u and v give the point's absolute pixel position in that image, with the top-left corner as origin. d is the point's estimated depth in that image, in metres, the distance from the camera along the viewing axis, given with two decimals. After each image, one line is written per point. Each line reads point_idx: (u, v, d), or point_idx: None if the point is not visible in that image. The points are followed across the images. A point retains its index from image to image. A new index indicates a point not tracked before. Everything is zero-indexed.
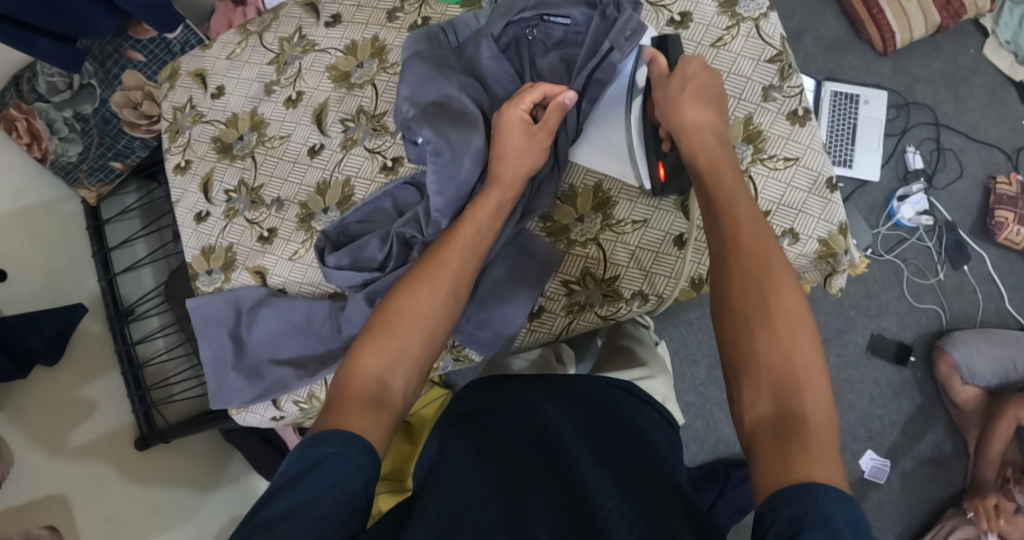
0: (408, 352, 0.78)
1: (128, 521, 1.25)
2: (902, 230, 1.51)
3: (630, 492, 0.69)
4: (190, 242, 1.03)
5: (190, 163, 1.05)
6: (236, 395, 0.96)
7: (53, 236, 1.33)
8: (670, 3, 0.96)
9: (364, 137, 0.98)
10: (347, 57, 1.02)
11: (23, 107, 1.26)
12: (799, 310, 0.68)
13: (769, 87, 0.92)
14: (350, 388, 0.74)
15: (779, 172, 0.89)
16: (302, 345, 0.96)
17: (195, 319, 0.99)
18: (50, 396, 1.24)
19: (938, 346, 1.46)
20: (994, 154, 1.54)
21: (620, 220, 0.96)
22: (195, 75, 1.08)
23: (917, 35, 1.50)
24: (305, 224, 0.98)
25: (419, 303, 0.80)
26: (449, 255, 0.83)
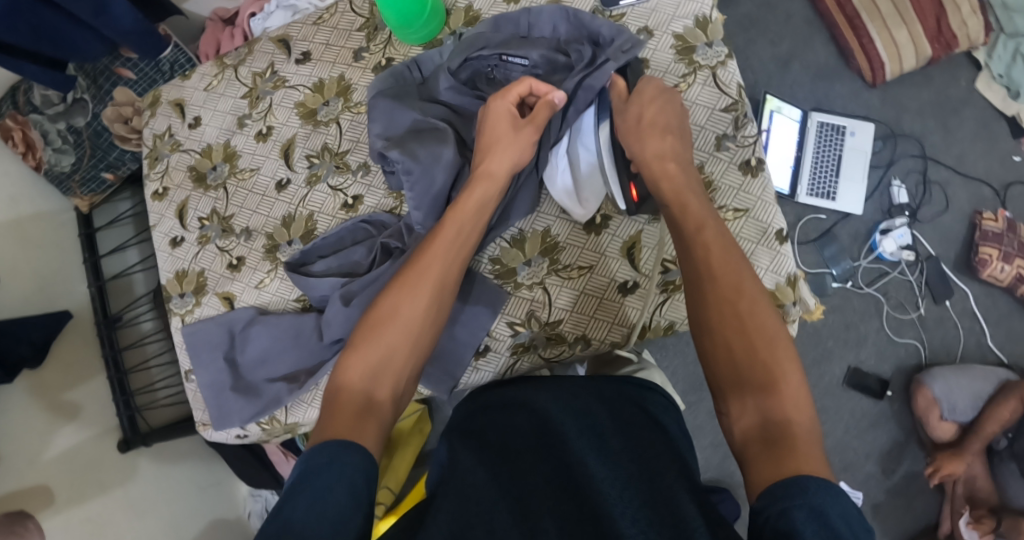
0: (393, 359, 0.80)
1: (107, 523, 1.26)
2: (884, 263, 1.51)
3: (633, 482, 0.72)
4: (165, 266, 1.06)
5: (167, 190, 1.08)
6: (236, 415, 0.97)
7: (46, 243, 1.36)
8: None
9: (327, 174, 1.01)
10: (314, 95, 1.05)
11: (18, 118, 1.31)
12: (776, 325, 0.76)
13: (722, 136, 0.94)
14: (340, 397, 0.77)
15: (729, 223, 0.92)
16: (294, 361, 0.96)
17: (188, 344, 1.00)
18: (39, 398, 1.25)
19: (916, 380, 1.46)
20: (981, 188, 1.53)
21: (567, 265, 0.98)
22: (174, 105, 1.12)
23: (907, 66, 1.50)
24: (271, 254, 1.01)
25: (403, 312, 0.82)
26: (428, 263, 0.84)
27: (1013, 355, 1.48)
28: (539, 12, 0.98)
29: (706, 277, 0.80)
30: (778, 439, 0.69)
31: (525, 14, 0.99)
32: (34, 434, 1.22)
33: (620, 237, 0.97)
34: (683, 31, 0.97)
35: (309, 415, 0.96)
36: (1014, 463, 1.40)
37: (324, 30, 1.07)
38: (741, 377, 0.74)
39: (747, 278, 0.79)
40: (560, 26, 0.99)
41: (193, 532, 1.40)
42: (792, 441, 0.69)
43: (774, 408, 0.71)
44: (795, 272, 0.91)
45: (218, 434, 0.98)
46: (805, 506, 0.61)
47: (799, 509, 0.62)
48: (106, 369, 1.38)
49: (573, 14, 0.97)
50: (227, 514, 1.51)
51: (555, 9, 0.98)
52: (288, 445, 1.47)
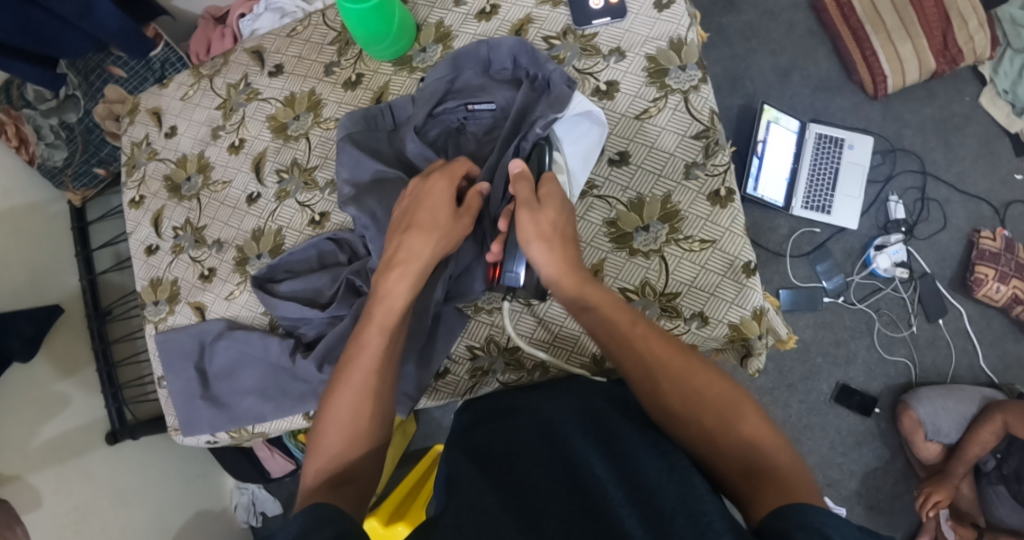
0: (352, 455, 0.76)
1: (92, 513, 1.28)
2: (878, 279, 1.49)
3: (640, 483, 0.69)
4: (139, 274, 1.07)
5: (143, 198, 1.10)
6: (207, 423, 0.99)
7: (39, 236, 1.37)
8: (599, 71, 0.99)
9: (296, 190, 1.01)
10: (285, 109, 1.05)
11: (12, 113, 1.32)
12: (730, 391, 0.75)
13: (691, 164, 0.96)
14: (309, 492, 0.73)
15: (694, 253, 0.94)
16: (258, 375, 0.98)
17: (161, 352, 1.02)
18: (30, 390, 1.26)
19: (903, 400, 1.43)
20: (980, 207, 1.50)
21: (527, 291, 0.98)
22: (152, 113, 1.13)
23: (910, 80, 1.46)
24: (241, 267, 1.02)
25: (342, 420, 0.77)
26: (357, 374, 0.78)
27: (1004, 375, 1.46)
28: (498, 45, 0.97)
29: (653, 379, 0.77)
30: (762, 472, 0.68)
31: (483, 47, 0.97)
32: (22, 426, 1.23)
33: None
34: (656, 53, 0.98)
35: (276, 426, 0.99)
36: (1002, 485, 1.37)
37: (298, 43, 1.07)
38: (706, 425, 0.73)
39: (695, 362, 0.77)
40: (520, 57, 0.97)
41: (178, 522, 1.46)
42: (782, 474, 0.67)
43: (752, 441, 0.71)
44: (759, 305, 0.93)
45: (187, 439, 1.00)
46: (804, 526, 0.60)
47: (798, 530, 0.60)
48: (95, 360, 1.40)
49: (529, 47, 0.95)
50: (213, 506, 1.60)
51: (513, 41, 0.96)
52: (275, 443, 1.48)
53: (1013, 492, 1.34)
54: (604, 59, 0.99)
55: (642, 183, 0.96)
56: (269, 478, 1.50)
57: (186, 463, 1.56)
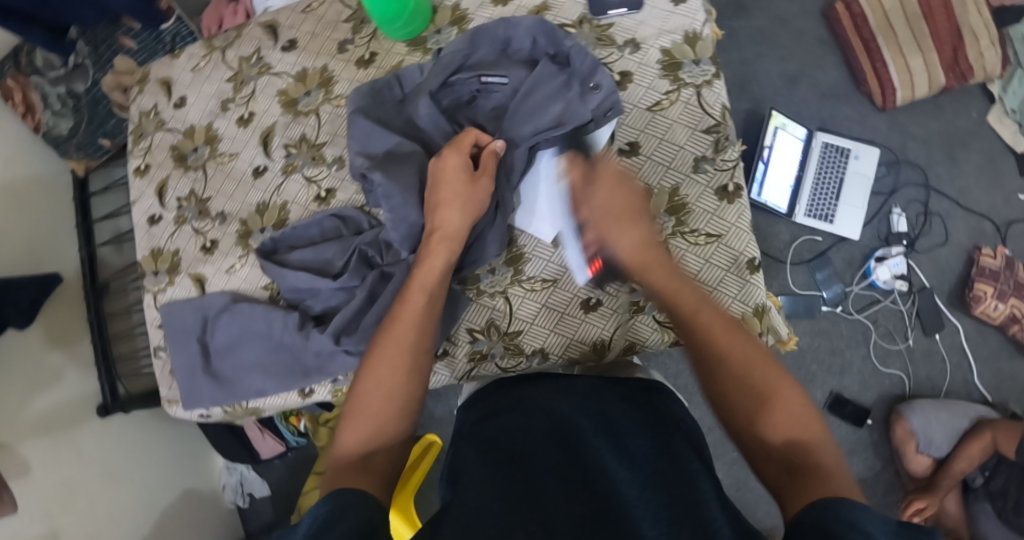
0: (386, 428, 0.76)
1: (80, 485, 1.28)
2: (876, 291, 1.49)
3: (652, 482, 0.69)
4: (141, 243, 1.07)
5: (149, 167, 1.09)
6: (207, 397, 0.98)
7: (38, 205, 1.36)
8: (613, 61, 0.99)
9: (303, 165, 1.01)
10: (296, 84, 1.05)
11: (19, 78, 1.33)
12: (788, 387, 0.75)
13: (701, 158, 0.96)
14: (337, 469, 0.73)
15: (699, 247, 0.94)
16: (258, 350, 0.97)
17: (166, 325, 1.01)
18: (24, 359, 1.26)
19: (897, 411, 1.44)
20: (982, 224, 1.50)
21: (530, 276, 0.98)
22: (161, 83, 1.12)
23: (919, 93, 1.46)
24: (243, 240, 1.01)
25: (383, 381, 0.78)
26: (401, 331, 0.81)
27: (998, 393, 1.46)
28: (517, 23, 0.97)
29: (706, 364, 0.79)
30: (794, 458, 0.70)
31: (503, 26, 0.97)
32: (15, 396, 1.22)
33: None
34: (670, 46, 0.98)
35: (270, 403, 0.99)
36: (988, 503, 1.37)
37: (312, 19, 1.07)
38: (742, 388, 0.76)
39: (756, 354, 0.77)
40: (539, 38, 0.97)
41: (165, 501, 1.46)
42: (817, 468, 0.69)
43: (777, 412, 0.73)
44: (762, 303, 0.93)
45: (183, 413, 0.99)
46: (843, 522, 0.60)
47: (836, 522, 0.60)
48: (89, 332, 1.39)
49: (550, 27, 0.96)
50: (201, 486, 1.59)
51: (533, 21, 0.96)
52: (267, 424, 1.49)
53: (999, 511, 1.34)
54: (618, 50, 0.99)
55: (650, 174, 0.96)
56: (258, 460, 1.52)
57: (175, 442, 1.56)
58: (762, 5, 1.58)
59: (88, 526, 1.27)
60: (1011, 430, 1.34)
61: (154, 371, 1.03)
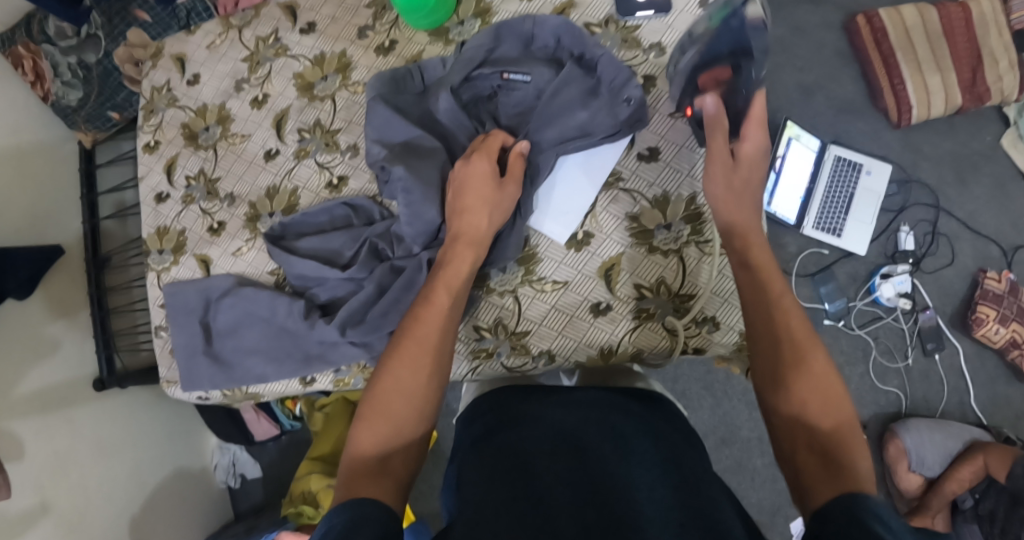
0: (404, 429, 0.76)
1: (71, 457, 1.30)
2: (879, 308, 1.49)
3: (663, 490, 0.70)
4: (147, 220, 1.06)
5: (159, 144, 1.09)
6: (206, 380, 0.97)
7: (44, 175, 1.36)
8: (637, 64, 0.98)
9: (316, 150, 1.00)
10: (313, 68, 1.04)
11: (31, 46, 1.31)
12: (836, 396, 0.73)
13: None
14: (354, 471, 0.72)
15: (714, 259, 0.93)
16: (260, 335, 0.96)
17: (168, 304, 1.00)
18: (23, 328, 1.27)
19: (892, 429, 1.45)
20: (988, 247, 1.50)
21: (542, 277, 0.97)
22: (176, 59, 1.11)
23: (934, 113, 1.46)
24: (251, 224, 1.00)
25: (406, 380, 0.77)
26: (425, 331, 0.80)
27: (993, 417, 1.46)
28: (543, 22, 0.96)
29: (765, 319, 0.79)
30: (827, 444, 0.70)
31: (529, 22, 0.96)
32: (12, 366, 1.23)
33: (601, 256, 0.96)
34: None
35: (271, 389, 0.98)
36: (976, 524, 1.38)
37: (332, 3, 1.05)
38: (784, 377, 0.75)
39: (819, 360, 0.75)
40: (564, 38, 0.96)
41: (155, 479, 1.47)
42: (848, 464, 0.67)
43: (807, 385, 0.73)
44: None
45: (182, 394, 0.98)
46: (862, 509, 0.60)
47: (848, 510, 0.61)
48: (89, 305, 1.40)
49: (575, 29, 0.95)
50: (192, 465, 1.59)
51: (559, 21, 0.95)
52: (262, 406, 1.52)
53: (986, 533, 1.35)
54: (643, 53, 0.98)
55: (668, 180, 0.95)
56: (252, 443, 1.54)
57: (171, 419, 1.57)
58: (783, 15, 1.58)
59: (77, 499, 1.29)
60: (1003, 458, 1.33)
61: (154, 350, 1.02)
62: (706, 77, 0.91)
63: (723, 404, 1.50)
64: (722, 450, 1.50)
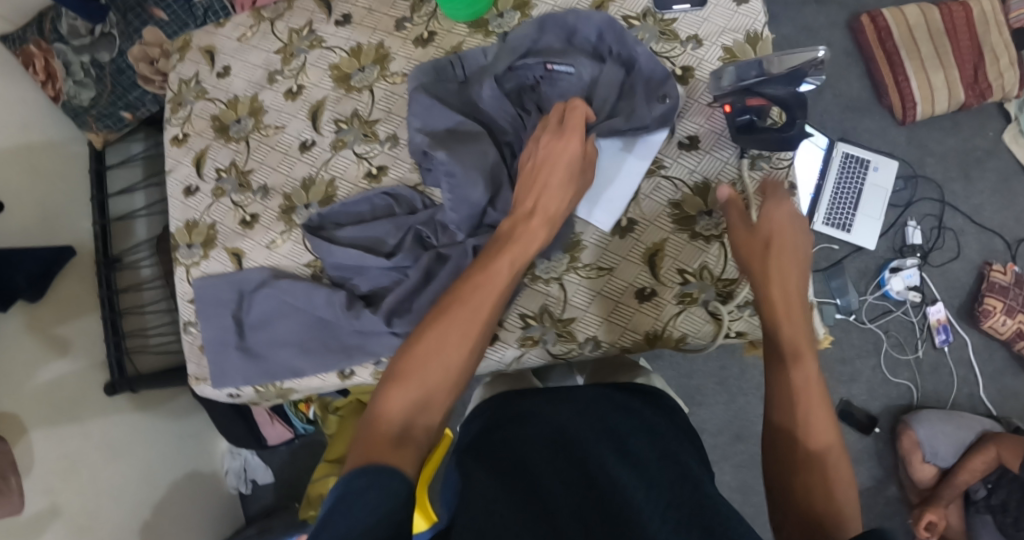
0: (438, 399, 0.75)
1: (82, 461, 1.27)
2: (889, 301, 1.51)
3: (657, 485, 0.71)
4: (176, 214, 1.05)
5: (187, 137, 1.08)
6: (239, 374, 0.96)
7: (52, 176, 1.34)
8: (676, 55, 0.99)
9: (354, 141, 1.00)
10: (350, 59, 1.04)
11: (42, 45, 1.30)
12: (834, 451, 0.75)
13: (757, 156, 0.96)
14: (375, 433, 0.71)
15: None
16: (295, 327, 0.96)
17: (198, 298, 0.99)
18: (34, 329, 1.25)
19: (904, 421, 1.47)
20: (994, 240, 1.53)
21: (587, 264, 0.97)
22: (204, 51, 1.11)
23: (939, 110, 1.49)
24: (286, 215, 1.00)
25: (453, 352, 0.76)
26: (480, 309, 0.79)
27: (1002, 407, 1.49)
28: (587, 17, 0.97)
29: (770, 342, 0.82)
30: (809, 486, 0.73)
31: (571, 16, 0.97)
32: (23, 368, 1.21)
33: (644, 242, 0.97)
34: (732, 44, 0.98)
35: (305, 385, 0.97)
36: (988, 514, 1.41)
37: None
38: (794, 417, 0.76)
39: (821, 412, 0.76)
40: (605, 34, 0.98)
41: (166, 483, 1.45)
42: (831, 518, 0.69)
43: (810, 427, 0.75)
44: None
45: (214, 390, 0.97)
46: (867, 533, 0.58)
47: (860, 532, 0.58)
48: (99, 307, 1.37)
49: (618, 26, 0.96)
50: (203, 470, 1.57)
51: (602, 17, 0.97)
52: (277, 410, 1.51)
53: (999, 523, 1.38)
54: (682, 45, 0.99)
55: (709, 167, 0.97)
56: (264, 447, 1.52)
57: (181, 421, 1.54)
58: (790, 14, 1.61)
59: (87, 502, 1.26)
60: (1015, 446, 1.36)
61: (183, 346, 1.01)
62: (756, 102, 0.92)
63: (738, 400, 1.51)
64: (737, 446, 1.50)
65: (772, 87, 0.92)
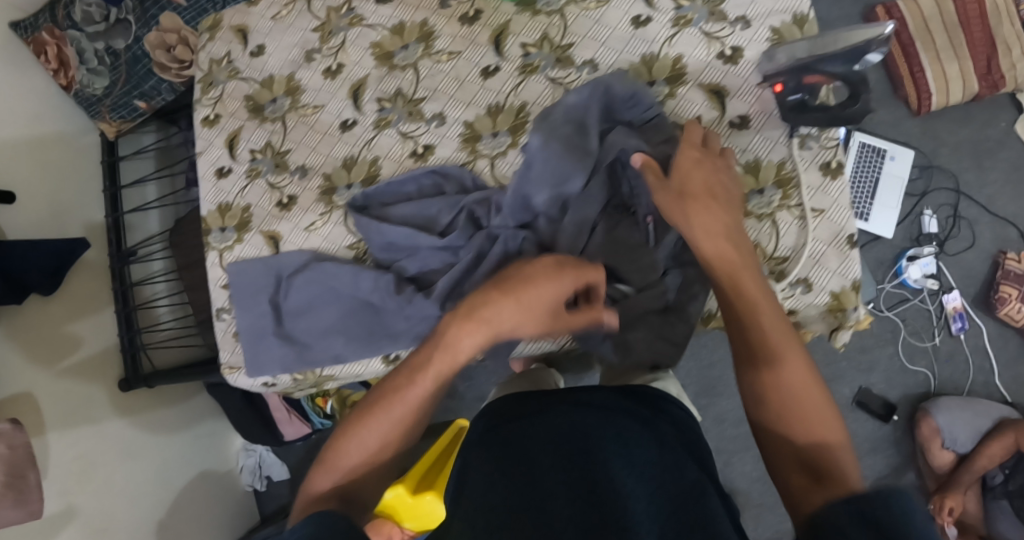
0: (364, 480, 0.80)
1: (97, 459, 1.24)
2: (906, 290, 1.52)
3: (660, 500, 0.72)
4: (207, 196, 1.07)
5: (218, 117, 1.09)
6: (277, 361, 0.98)
7: (61, 167, 1.30)
8: (725, 36, 0.99)
9: (398, 119, 1.03)
10: (393, 37, 1.06)
11: (55, 32, 1.27)
12: (817, 407, 0.74)
13: (807, 136, 0.96)
14: (313, 504, 0.77)
15: (806, 221, 0.94)
16: (336, 312, 0.97)
17: (234, 283, 1.01)
18: (42, 327, 1.20)
19: (922, 408, 1.47)
20: (1007, 229, 1.54)
21: None
22: (236, 31, 1.12)
23: (953, 100, 1.51)
24: (327, 196, 1.03)
25: (371, 446, 0.80)
26: (402, 405, 0.81)
27: (1017, 394, 1.50)
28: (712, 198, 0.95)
29: (741, 336, 0.79)
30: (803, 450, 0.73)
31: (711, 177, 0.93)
32: (35, 363, 1.17)
33: None
34: (781, 25, 0.98)
35: (347, 370, 0.99)
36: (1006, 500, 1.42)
37: None
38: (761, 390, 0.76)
39: (795, 368, 0.75)
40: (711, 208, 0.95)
41: (180, 482, 1.41)
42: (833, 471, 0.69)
43: (786, 392, 0.75)
44: (860, 277, 0.94)
45: (249, 379, 0.98)
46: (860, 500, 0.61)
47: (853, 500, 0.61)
48: (114, 302, 1.35)
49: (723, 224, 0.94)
50: (218, 468, 1.54)
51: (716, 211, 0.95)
52: (293, 404, 1.48)
53: (1016, 508, 1.39)
54: (730, 25, 0.99)
55: (760, 146, 0.96)
56: (280, 442, 1.49)
57: (196, 418, 1.51)
58: None
59: (103, 503, 1.23)
60: None
61: (217, 334, 1.02)
62: (812, 79, 0.90)
63: None
64: None
65: (831, 64, 0.89)
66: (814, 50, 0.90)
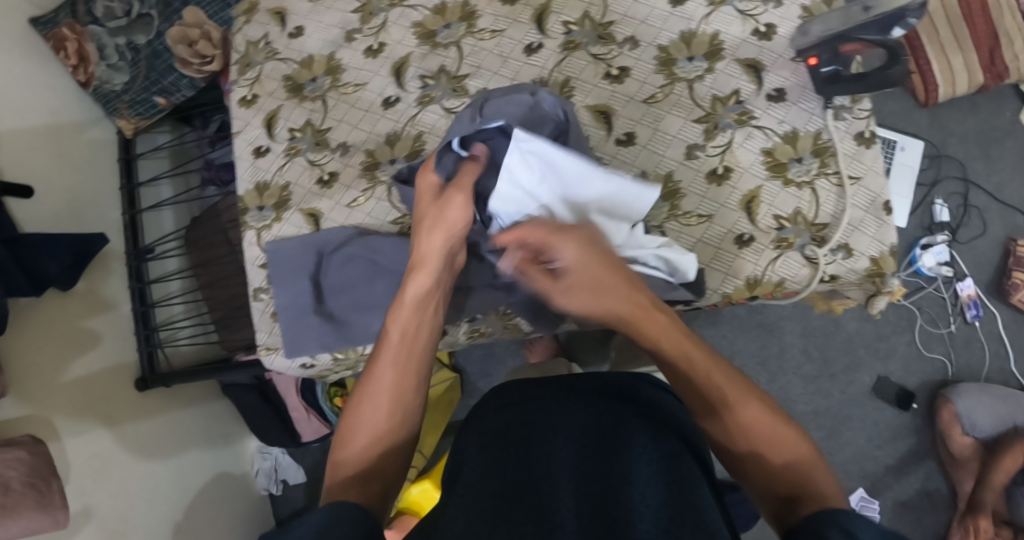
0: (385, 453, 0.75)
1: (113, 459, 1.20)
2: (921, 278, 1.54)
3: (668, 486, 0.70)
4: (245, 175, 1.08)
5: (256, 98, 1.11)
6: (318, 339, 1.00)
7: (78, 162, 1.29)
8: (759, 13, 1.02)
9: (442, 95, 1.06)
10: (434, 17, 1.08)
11: (76, 27, 1.28)
12: (787, 435, 0.70)
13: (840, 107, 0.99)
14: (339, 482, 0.72)
15: (842, 189, 0.96)
16: (380, 289, 0.99)
17: (272, 262, 1.03)
18: (57, 324, 1.17)
19: (941, 395, 1.48)
20: (1016, 217, 1.57)
21: (686, 211, 0.99)
22: (274, 13, 1.14)
23: (959, 90, 1.54)
24: (369, 172, 1.05)
25: (370, 416, 0.76)
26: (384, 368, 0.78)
27: None
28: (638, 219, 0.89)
29: (693, 389, 0.74)
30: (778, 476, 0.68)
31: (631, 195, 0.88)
32: (51, 360, 1.15)
33: (740, 190, 0.98)
34: (810, 3, 1.02)
35: None
36: None
37: None
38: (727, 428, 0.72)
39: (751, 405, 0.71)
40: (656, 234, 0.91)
41: (194, 485, 1.38)
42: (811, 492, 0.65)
43: (756, 430, 0.70)
44: (896, 243, 0.97)
45: (287, 359, 1.00)
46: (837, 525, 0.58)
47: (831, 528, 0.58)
48: (130, 299, 1.33)
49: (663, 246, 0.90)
50: (233, 470, 1.52)
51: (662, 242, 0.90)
52: (311, 403, 1.45)
53: None
54: (763, 4, 1.02)
55: (796, 118, 0.99)
56: (298, 443, 1.47)
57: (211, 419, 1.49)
58: None
59: (119, 505, 1.19)
60: None
61: (255, 313, 1.04)
62: (849, 48, 0.94)
63: (778, 379, 1.53)
64: None
65: (867, 33, 0.93)
66: (847, 21, 0.95)
